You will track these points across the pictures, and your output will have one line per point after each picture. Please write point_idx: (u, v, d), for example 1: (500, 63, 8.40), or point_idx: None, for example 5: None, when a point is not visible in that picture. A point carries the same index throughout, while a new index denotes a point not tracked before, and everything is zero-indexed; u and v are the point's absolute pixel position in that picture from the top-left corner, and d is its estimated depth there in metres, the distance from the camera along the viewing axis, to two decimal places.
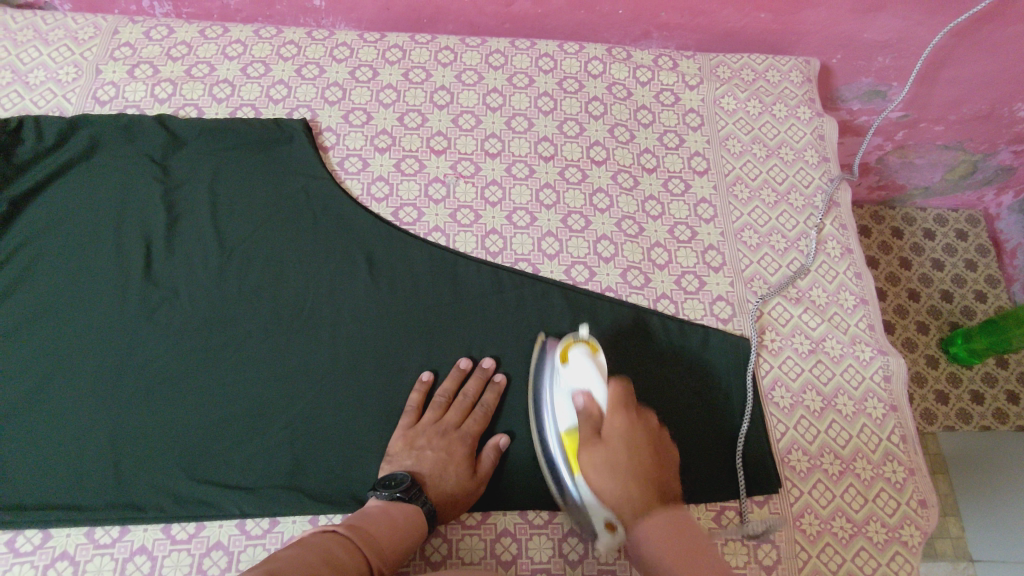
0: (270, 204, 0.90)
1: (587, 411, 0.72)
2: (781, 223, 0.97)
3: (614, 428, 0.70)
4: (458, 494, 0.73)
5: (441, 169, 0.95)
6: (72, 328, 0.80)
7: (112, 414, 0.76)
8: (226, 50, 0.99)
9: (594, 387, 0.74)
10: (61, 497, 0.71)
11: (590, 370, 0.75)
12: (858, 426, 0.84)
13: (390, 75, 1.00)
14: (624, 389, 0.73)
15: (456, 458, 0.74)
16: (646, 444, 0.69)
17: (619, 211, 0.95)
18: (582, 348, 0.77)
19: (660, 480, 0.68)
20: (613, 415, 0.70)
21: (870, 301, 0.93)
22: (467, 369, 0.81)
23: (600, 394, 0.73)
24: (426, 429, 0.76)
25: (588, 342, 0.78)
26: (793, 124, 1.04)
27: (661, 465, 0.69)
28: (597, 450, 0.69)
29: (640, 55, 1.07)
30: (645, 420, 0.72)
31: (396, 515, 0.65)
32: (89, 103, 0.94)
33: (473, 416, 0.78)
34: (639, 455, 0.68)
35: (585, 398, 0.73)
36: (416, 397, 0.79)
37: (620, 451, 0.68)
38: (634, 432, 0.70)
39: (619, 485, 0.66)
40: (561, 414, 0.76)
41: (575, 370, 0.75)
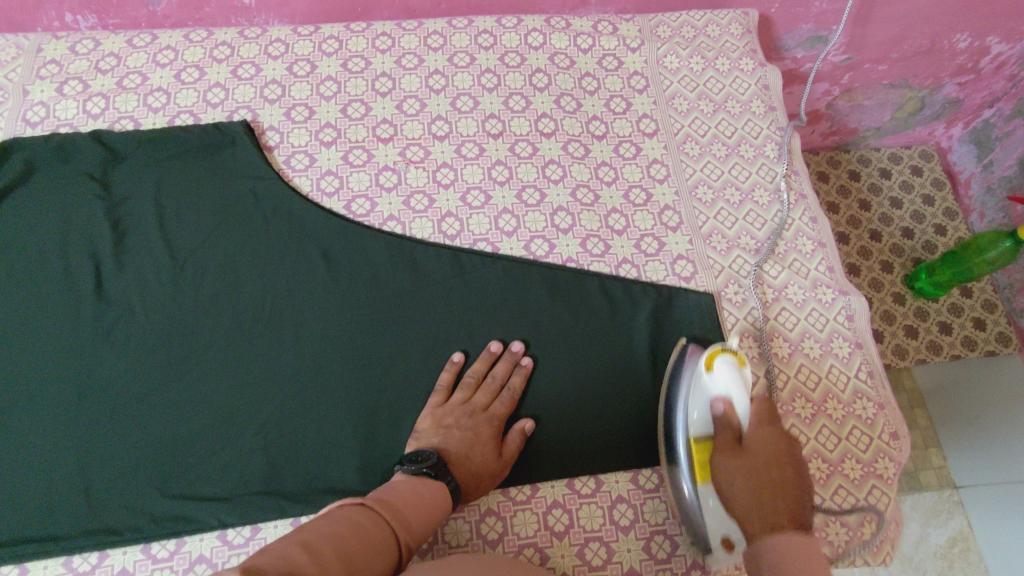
0: (218, 211, 0.88)
1: (725, 419, 0.68)
2: (734, 176, 0.97)
3: (757, 439, 0.64)
4: (481, 472, 0.73)
5: (389, 157, 0.94)
6: (26, 357, 0.78)
7: (78, 441, 0.74)
8: (157, 58, 0.97)
9: (736, 395, 0.70)
10: (34, 529, 0.70)
11: (734, 381, 0.71)
12: (825, 368, 0.85)
13: (328, 67, 0.98)
14: (769, 402, 0.67)
15: (483, 439, 0.74)
16: (787, 455, 0.62)
17: (572, 181, 0.94)
18: (729, 359, 0.73)
19: (796, 464, 0.62)
20: (761, 429, 0.65)
21: (827, 244, 0.94)
22: (498, 353, 0.82)
23: (741, 405, 0.69)
24: (453, 410, 0.76)
25: (735, 351, 0.75)
26: (737, 77, 1.04)
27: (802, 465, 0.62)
28: (731, 458, 0.64)
29: (578, 22, 1.06)
30: (790, 439, 0.64)
31: (419, 488, 0.65)
32: (19, 126, 0.91)
33: (501, 399, 0.78)
34: (778, 455, 0.62)
35: (728, 404, 0.69)
36: (446, 377, 0.79)
37: (756, 462, 0.62)
38: (777, 438, 0.64)
39: (762, 470, 0.62)
40: (697, 420, 0.73)
41: (720, 381, 0.72)
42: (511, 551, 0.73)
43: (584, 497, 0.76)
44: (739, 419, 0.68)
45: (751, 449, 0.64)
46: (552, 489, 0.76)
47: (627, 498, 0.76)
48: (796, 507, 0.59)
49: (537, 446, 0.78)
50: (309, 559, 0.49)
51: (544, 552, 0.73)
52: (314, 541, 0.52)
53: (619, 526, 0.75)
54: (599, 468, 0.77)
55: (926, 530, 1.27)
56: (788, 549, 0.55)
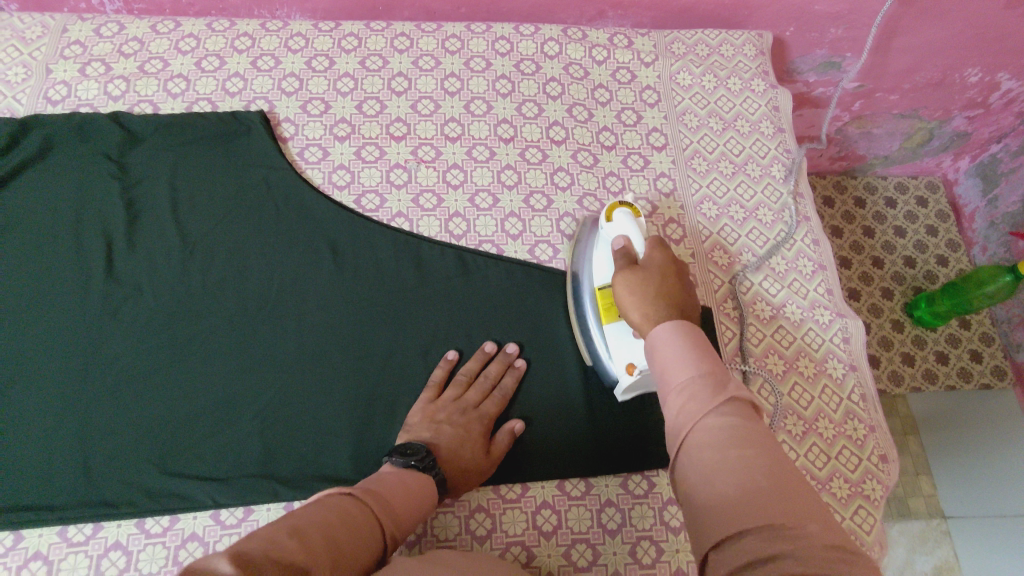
0: (230, 197, 0.90)
1: (625, 252, 0.69)
2: (739, 194, 0.99)
3: (654, 261, 0.67)
4: (470, 467, 0.73)
5: (402, 155, 0.95)
6: (34, 329, 0.80)
7: (80, 415, 0.76)
8: (179, 45, 0.98)
9: (633, 235, 0.70)
10: (32, 497, 0.71)
11: (630, 224, 0.71)
12: (819, 388, 0.86)
13: (346, 64, 1.00)
14: (663, 241, 0.69)
15: (474, 436, 0.75)
16: (677, 272, 0.66)
17: (580, 189, 0.96)
18: (626, 210, 0.73)
19: (683, 279, 0.66)
20: (655, 252, 0.67)
21: (828, 266, 0.95)
22: (492, 353, 0.82)
23: (638, 242, 0.69)
24: (446, 407, 0.77)
25: (633, 205, 0.75)
26: (748, 97, 1.06)
27: (690, 298, 0.66)
28: (629, 273, 0.65)
29: (595, 34, 1.08)
30: (680, 264, 0.68)
31: (411, 485, 0.65)
32: (40, 104, 0.92)
33: (494, 398, 0.79)
34: (669, 275, 0.66)
35: (624, 241, 0.70)
36: (438, 374, 0.80)
37: (654, 277, 0.65)
38: (671, 265, 0.66)
39: (657, 281, 0.64)
40: (601, 266, 0.77)
41: (618, 227, 0.72)
42: (498, 548, 0.73)
43: (573, 500, 0.77)
44: (637, 249, 0.69)
45: (649, 266, 0.66)
46: (542, 489, 0.77)
47: (616, 503, 0.77)
48: (681, 301, 0.64)
49: (531, 446, 0.79)
50: (298, 543, 0.48)
51: (531, 551, 0.73)
52: (303, 528, 0.51)
53: (607, 529, 0.75)
54: (591, 471, 0.78)
55: (914, 556, 1.26)
56: (676, 339, 0.56)
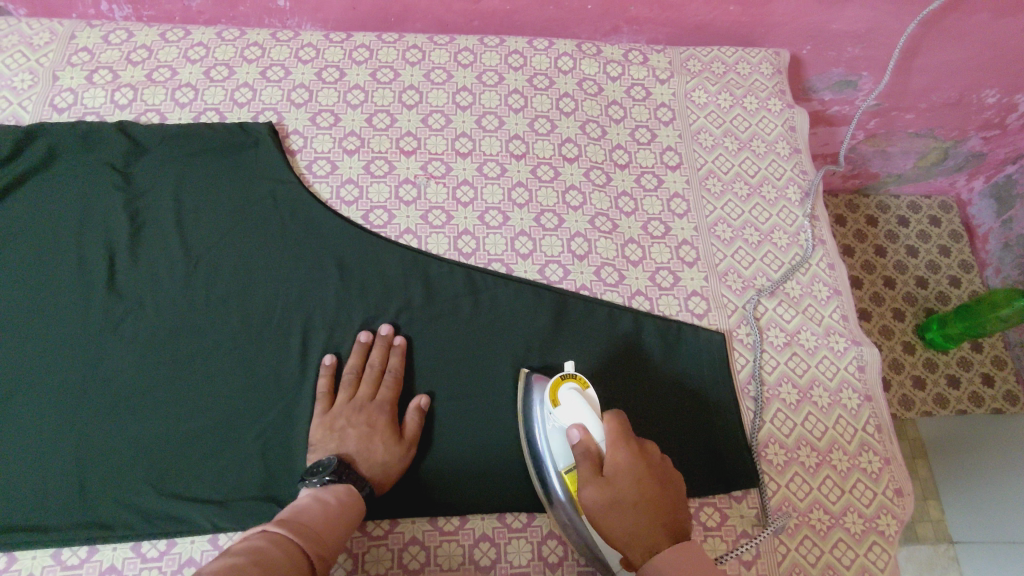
0: (236, 211, 0.88)
1: (584, 447, 0.65)
2: (754, 216, 0.97)
3: (619, 462, 0.63)
4: (391, 460, 0.73)
5: (411, 170, 0.93)
6: (34, 343, 0.78)
7: (77, 433, 0.74)
8: (188, 53, 0.97)
9: (588, 420, 0.66)
10: (27, 518, 0.69)
11: (581, 404, 0.67)
12: (833, 418, 0.84)
13: (357, 76, 0.99)
14: (620, 420, 0.66)
15: (380, 427, 0.74)
16: (648, 470, 0.64)
17: (592, 208, 0.94)
18: (572, 385, 0.70)
19: (654, 470, 0.64)
20: (615, 449, 0.64)
21: (843, 292, 0.93)
22: (368, 342, 0.81)
23: (595, 429, 0.65)
24: (343, 410, 0.76)
25: (576, 376, 0.72)
26: (764, 116, 1.04)
27: (670, 487, 0.65)
28: (597, 488, 0.63)
29: (610, 50, 1.06)
30: (645, 451, 0.65)
31: (328, 499, 0.64)
32: (46, 111, 0.91)
33: (385, 384, 0.78)
34: (643, 476, 0.63)
35: (580, 431, 0.65)
36: (325, 380, 0.78)
37: (626, 488, 0.62)
38: (635, 458, 0.64)
39: (631, 493, 0.62)
40: (557, 451, 0.71)
41: (567, 409, 0.68)
42: None
43: None
44: (596, 443, 0.65)
45: (615, 471, 0.63)
46: (548, 519, 0.75)
47: None
48: (669, 517, 0.63)
49: (539, 473, 0.77)
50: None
51: None
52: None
53: None
54: None
55: None
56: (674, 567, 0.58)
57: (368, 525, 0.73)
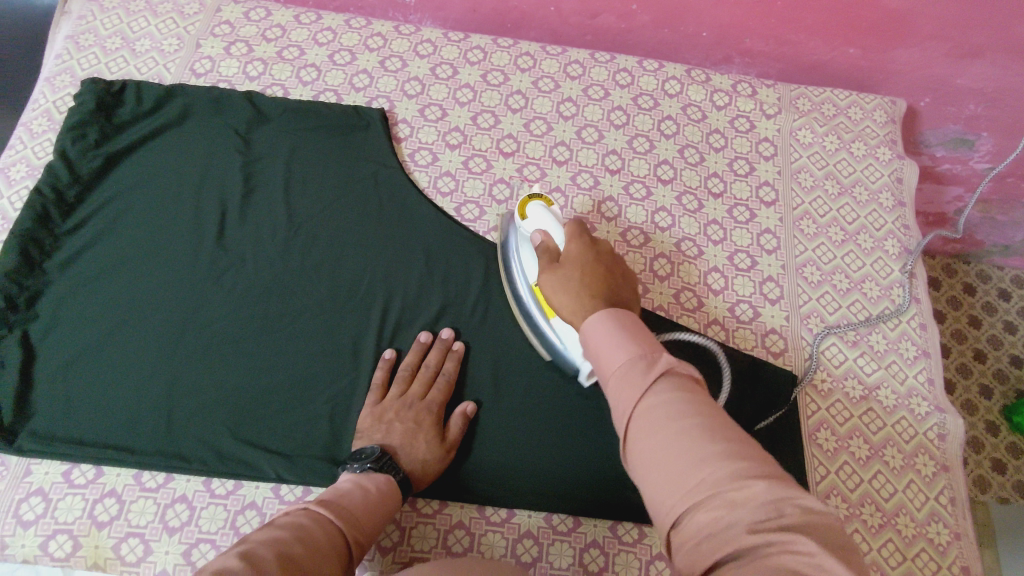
0: (339, 186, 0.93)
1: (544, 246, 0.72)
2: (846, 263, 0.94)
3: (571, 254, 0.69)
4: (429, 459, 0.74)
5: (507, 171, 0.96)
6: (145, 280, 0.85)
7: (171, 369, 0.80)
8: (317, 36, 1.03)
9: (551, 227, 0.74)
10: (117, 437, 0.76)
11: (546, 215, 0.75)
12: (904, 481, 0.80)
13: (469, 75, 1.02)
14: (577, 224, 0.72)
15: (425, 426, 0.75)
16: (598, 257, 0.68)
17: (680, 232, 0.94)
18: (538, 203, 0.77)
19: (606, 263, 0.68)
20: (570, 243, 0.70)
21: (932, 354, 0.89)
22: (427, 342, 0.82)
23: (556, 233, 0.73)
24: (392, 404, 0.77)
25: (542, 197, 0.80)
26: (870, 164, 1.01)
27: (617, 271, 0.68)
28: (550, 273, 0.69)
29: (719, 79, 1.06)
30: (599, 246, 0.70)
31: (369, 486, 0.65)
32: (186, 74, 0.98)
33: (438, 385, 0.79)
34: (590, 265, 0.67)
35: (542, 236, 0.73)
36: (380, 374, 0.80)
37: (577, 271, 0.67)
38: (583, 253, 0.69)
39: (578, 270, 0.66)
40: (527, 265, 0.80)
41: (535, 220, 0.76)
42: None
43: (624, 545, 0.75)
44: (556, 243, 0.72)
45: (566, 259, 0.69)
46: (594, 528, 0.75)
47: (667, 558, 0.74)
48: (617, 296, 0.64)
49: (592, 478, 0.77)
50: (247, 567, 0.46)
51: None
52: (251, 551, 0.49)
53: None
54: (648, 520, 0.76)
55: None
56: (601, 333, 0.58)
57: (418, 502, 0.75)
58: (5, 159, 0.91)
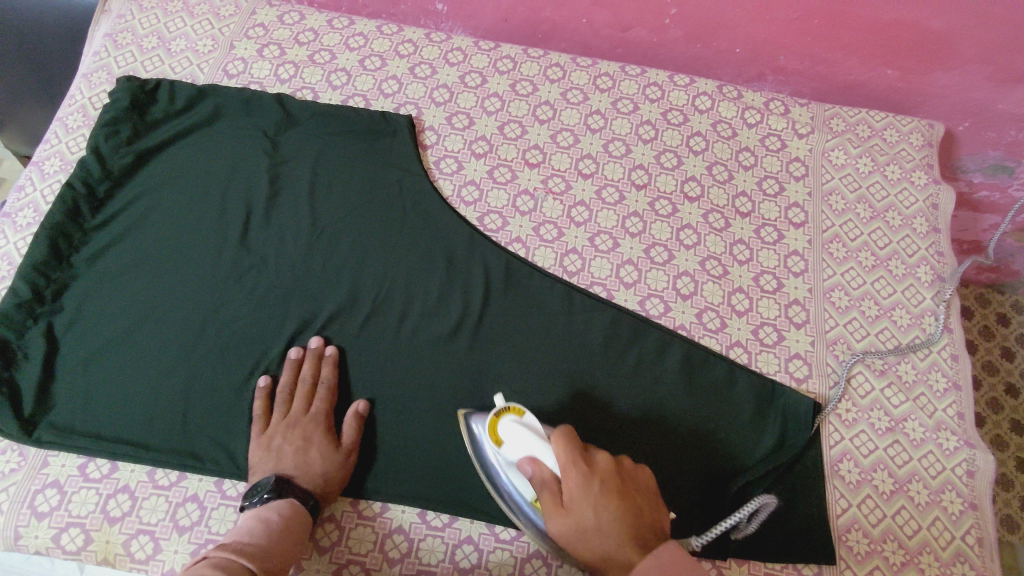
0: (363, 191, 0.93)
1: (542, 479, 0.66)
2: (876, 289, 0.92)
3: (573, 492, 0.62)
4: (331, 470, 0.74)
5: (532, 183, 0.95)
6: (168, 278, 0.85)
7: (188, 368, 0.80)
8: (348, 41, 1.04)
9: (542, 450, 0.68)
10: (133, 434, 0.76)
11: (525, 434, 0.69)
12: (929, 518, 0.77)
13: (497, 84, 1.02)
14: (568, 436, 0.66)
15: (315, 441, 0.75)
16: (606, 477, 0.63)
17: (705, 250, 0.93)
18: (510, 418, 0.72)
19: (615, 482, 0.63)
20: (569, 477, 0.63)
21: (963, 387, 0.86)
22: (298, 357, 0.81)
23: (547, 459, 0.67)
24: (277, 428, 0.77)
25: (511, 407, 0.73)
26: (905, 188, 0.99)
27: (626, 482, 0.64)
28: (558, 519, 0.62)
29: (752, 96, 1.04)
30: (596, 460, 0.65)
31: (270, 517, 0.66)
32: (218, 75, 0.99)
33: (318, 397, 0.79)
34: (606, 493, 0.61)
35: (532, 464, 0.67)
36: (260, 403, 0.78)
37: (590, 516, 0.60)
38: (590, 485, 0.62)
39: (595, 510, 0.60)
40: (519, 482, 0.71)
41: (513, 443, 0.70)
42: None
43: None
44: (552, 472, 0.66)
45: (570, 503, 0.62)
46: None
47: None
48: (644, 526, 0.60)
49: None
50: None
51: None
52: None
53: None
54: None
55: None
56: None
57: (428, 514, 0.75)
58: (40, 153, 0.93)
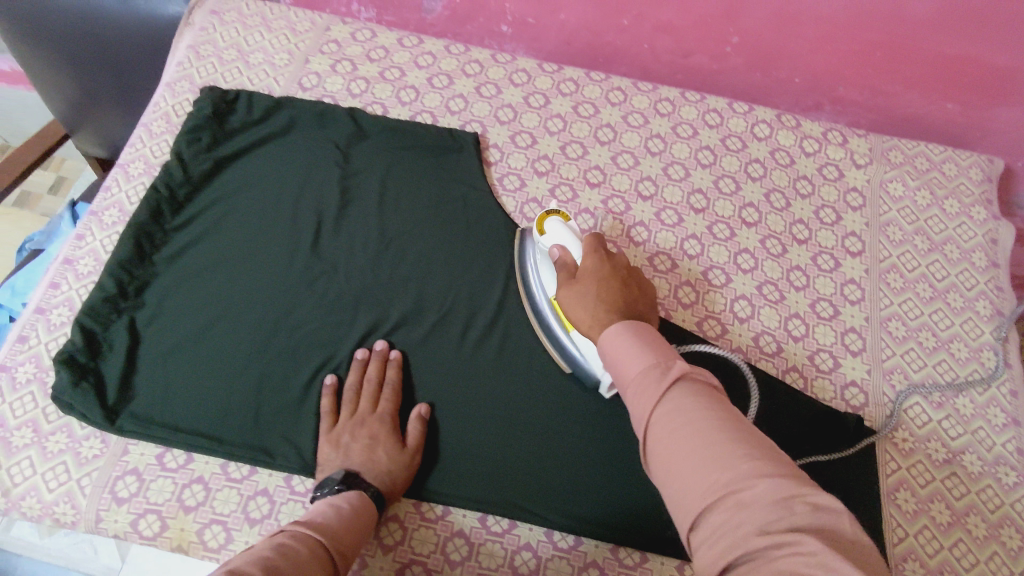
0: (430, 203, 0.96)
1: (564, 261, 0.77)
2: (933, 321, 0.92)
3: (588, 268, 0.73)
4: (394, 469, 0.76)
5: (592, 202, 0.98)
6: (243, 279, 0.89)
7: (261, 366, 0.83)
8: (417, 60, 1.07)
9: (570, 242, 0.78)
10: (207, 427, 0.80)
11: (564, 231, 0.79)
12: (987, 552, 0.77)
13: (560, 106, 1.05)
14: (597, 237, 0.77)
15: (381, 440, 0.78)
16: (616, 272, 0.73)
17: (762, 275, 0.94)
18: (556, 219, 0.82)
19: (621, 276, 0.73)
20: (588, 257, 0.74)
21: (1022, 423, 0.86)
22: (363, 359, 0.84)
23: (573, 247, 0.78)
24: (345, 427, 0.80)
25: (558, 212, 0.84)
26: (964, 222, 0.99)
27: (631, 279, 0.74)
28: (570, 290, 0.73)
29: (810, 126, 1.06)
30: (615, 262, 0.75)
31: (341, 504, 0.68)
32: (294, 88, 1.03)
33: (384, 399, 0.81)
34: (608, 278, 0.72)
35: (561, 250, 0.78)
36: (327, 401, 0.82)
37: (593, 289, 0.71)
38: (604, 266, 0.73)
39: (598, 284, 0.71)
40: (546, 279, 0.84)
41: (552, 235, 0.80)
42: None
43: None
44: (573, 255, 0.77)
45: (585, 275, 0.73)
46: (660, 565, 0.76)
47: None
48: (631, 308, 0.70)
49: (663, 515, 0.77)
50: None
51: None
52: (239, 569, 0.50)
53: None
54: None
55: None
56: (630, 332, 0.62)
57: (488, 520, 0.77)
58: (125, 155, 0.97)
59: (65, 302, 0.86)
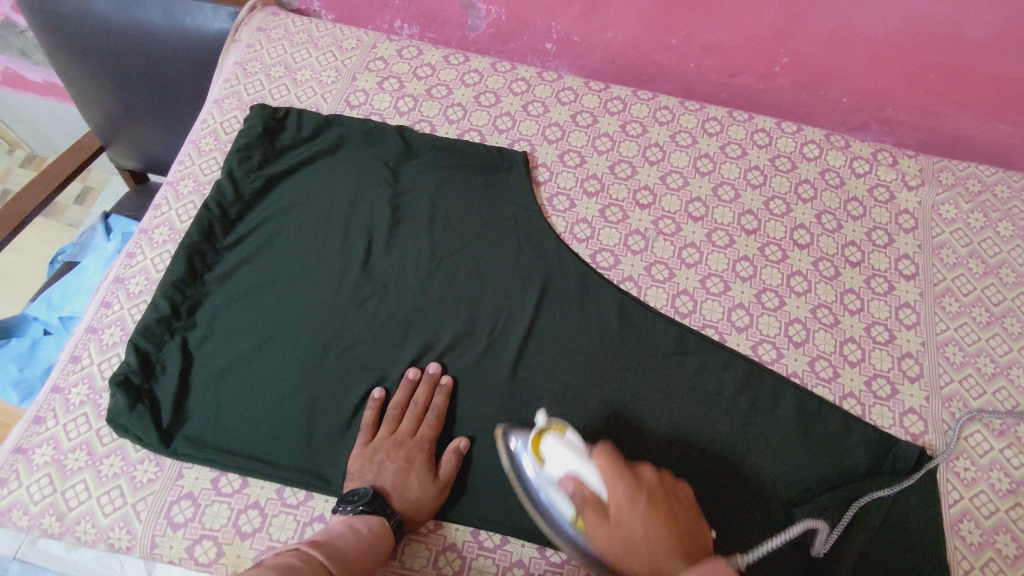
0: (480, 223, 0.95)
1: (582, 496, 0.65)
2: (990, 346, 0.91)
3: (619, 500, 0.63)
4: (424, 498, 0.75)
5: (642, 223, 0.97)
6: (293, 299, 0.88)
7: (313, 389, 0.83)
8: (464, 77, 1.07)
9: (583, 466, 0.68)
10: (261, 451, 0.79)
11: (570, 455, 0.69)
12: None
13: (608, 125, 1.04)
14: (611, 457, 0.67)
15: (416, 465, 0.77)
16: (653, 485, 0.65)
17: (816, 298, 0.93)
18: (553, 435, 0.72)
19: (661, 495, 0.64)
20: (615, 483, 0.64)
21: None
22: (414, 379, 0.83)
23: (590, 474, 0.67)
24: (382, 444, 0.79)
25: (554, 425, 0.74)
26: (1019, 245, 0.98)
27: (671, 497, 0.65)
28: (605, 534, 0.62)
29: (860, 146, 1.05)
30: (643, 476, 0.66)
31: (361, 527, 0.68)
32: (341, 105, 1.03)
33: (427, 423, 0.80)
34: (654, 499, 0.63)
35: (574, 483, 0.67)
36: (369, 415, 0.81)
37: (637, 512, 0.61)
38: (638, 492, 0.63)
39: (643, 513, 0.61)
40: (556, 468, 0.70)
41: (554, 460, 0.70)
42: None
43: None
44: (592, 484, 0.66)
45: (616, 518, 0.62)
46: None
47: None
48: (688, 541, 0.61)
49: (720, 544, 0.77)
50: None
51: None
52: None
53: None
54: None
55: None
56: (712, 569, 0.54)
57: (547, 549, 0.76)
58: (175, 173, 0.97)
59: (117, 321, 0.86)
